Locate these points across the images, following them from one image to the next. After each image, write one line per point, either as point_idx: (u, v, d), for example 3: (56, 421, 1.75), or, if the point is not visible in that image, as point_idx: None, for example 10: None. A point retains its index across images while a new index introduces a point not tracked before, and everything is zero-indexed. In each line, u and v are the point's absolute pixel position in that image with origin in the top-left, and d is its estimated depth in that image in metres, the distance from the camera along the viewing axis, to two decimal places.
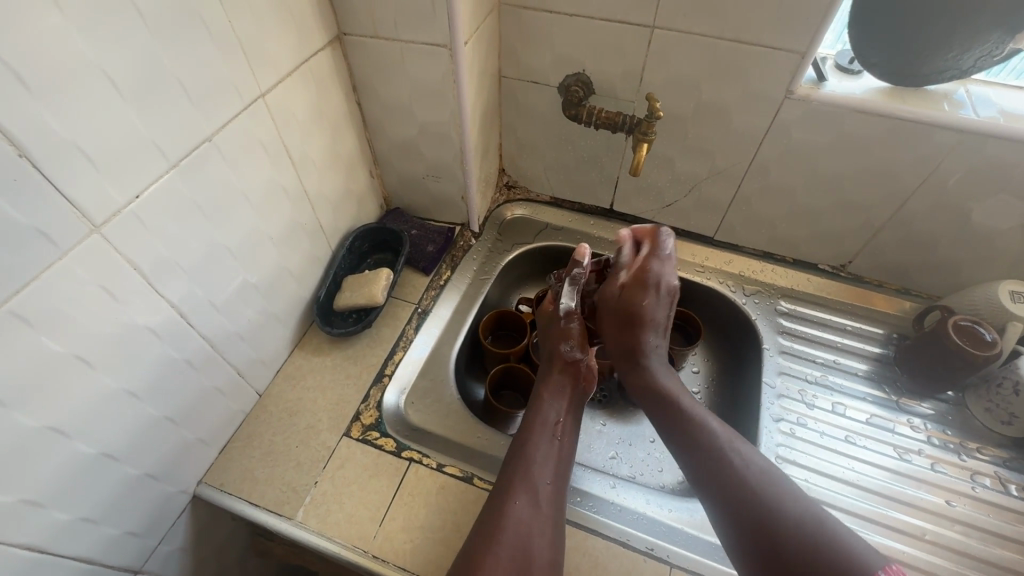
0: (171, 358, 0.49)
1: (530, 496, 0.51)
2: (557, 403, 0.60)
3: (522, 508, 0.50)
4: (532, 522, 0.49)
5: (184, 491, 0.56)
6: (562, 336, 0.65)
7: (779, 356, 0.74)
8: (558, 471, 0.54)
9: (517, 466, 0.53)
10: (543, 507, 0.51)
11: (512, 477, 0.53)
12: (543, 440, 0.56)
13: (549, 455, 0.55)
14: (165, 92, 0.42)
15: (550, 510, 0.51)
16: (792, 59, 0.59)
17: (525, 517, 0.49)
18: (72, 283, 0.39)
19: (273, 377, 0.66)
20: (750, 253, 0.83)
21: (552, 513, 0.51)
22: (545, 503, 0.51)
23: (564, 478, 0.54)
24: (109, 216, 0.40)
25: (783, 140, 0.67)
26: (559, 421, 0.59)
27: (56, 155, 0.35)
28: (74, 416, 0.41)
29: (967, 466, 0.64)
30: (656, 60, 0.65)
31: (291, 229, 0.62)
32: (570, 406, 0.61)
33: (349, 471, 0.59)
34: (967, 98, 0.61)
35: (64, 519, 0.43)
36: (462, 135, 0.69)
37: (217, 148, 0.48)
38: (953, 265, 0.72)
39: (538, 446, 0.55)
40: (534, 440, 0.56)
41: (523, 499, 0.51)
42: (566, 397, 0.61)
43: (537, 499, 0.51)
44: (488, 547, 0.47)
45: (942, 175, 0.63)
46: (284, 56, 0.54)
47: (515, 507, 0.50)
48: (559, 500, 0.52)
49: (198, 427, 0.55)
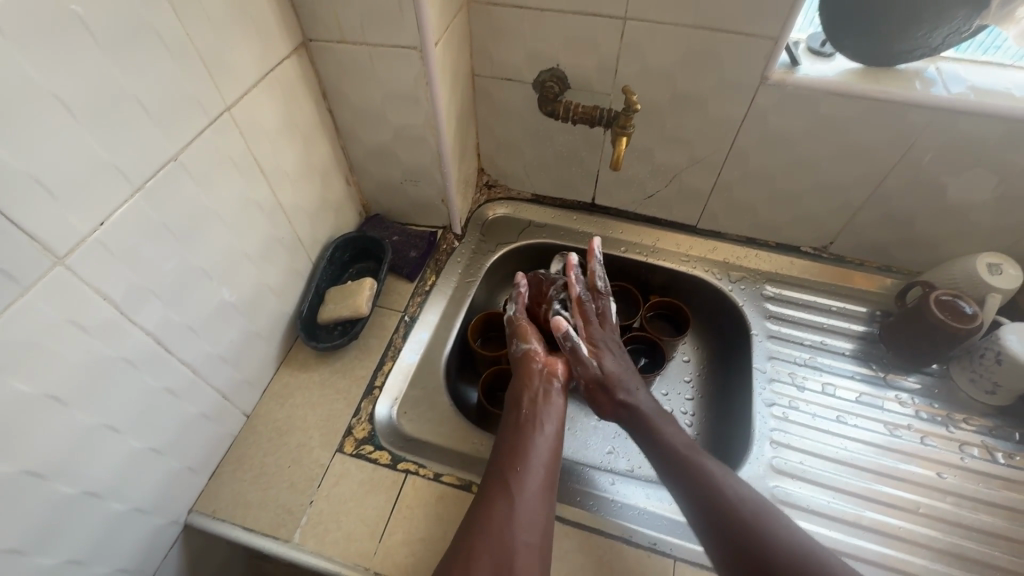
0: (151, 387, 0.47)
1: (508, 497, 0.51)
2: (540, 405, 0.60)
3: (500, 507, 0.50)
4: (509, 519, 0.50)
5: (176, 521, 0.54)
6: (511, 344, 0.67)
7: (768, 341, 0.75)
8: (538, 468, 0.54)
9: (498, 467, 0.54)
10: (519, 504, 0.51)
11: (494, 479, 0.53)
12: (520, 439, 0.56)
13: (533, 450, 0.55)
14: (123, 114, 0.40)
15: (530, 508, 0.51)
16: (765, 45, 0.59)
17: (505, 520, 0.50)
18: (41, 320, 0.37)
19: (260, 396, 0.64)
20: (733, 240, 0.83)
21: (532, 511, 0.51)
22: (524, 500, 0.51)
23: (548, 481, 0.54)
24: (73, 246, 0.38)
25: (760, 127, 0.68)
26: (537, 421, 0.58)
27: (10, 189, 0.34)
28: (51, 457, 0.40)
29: (955, 437, 0.66)
30: (630, 52, 0.65)
31: (269, 244, 0.60)
32: (552, 403, 0.60)
33: (345, 488, 0.58)
34: (938, 76, 0.62)
35: (48, 564, 0.41)
36: (438, 138, 0.67)
37: (184, 167, 0.46)
38: (931, 240, 0.73)
39: (519, 444, 0.56)
40: (514, 440, 0.56)
41: (502, 500, 0.51)
42: (546, 397, 0.61)
43: (513, 495, 0.51)
44: (466, 552, 0.48)
45: (917, 153, 0.64)
46: (248, 66, 0.52)
47: (494, 507, 0.51)
48: (536, 495, 0.52)
49: (185, 455, 0.54)
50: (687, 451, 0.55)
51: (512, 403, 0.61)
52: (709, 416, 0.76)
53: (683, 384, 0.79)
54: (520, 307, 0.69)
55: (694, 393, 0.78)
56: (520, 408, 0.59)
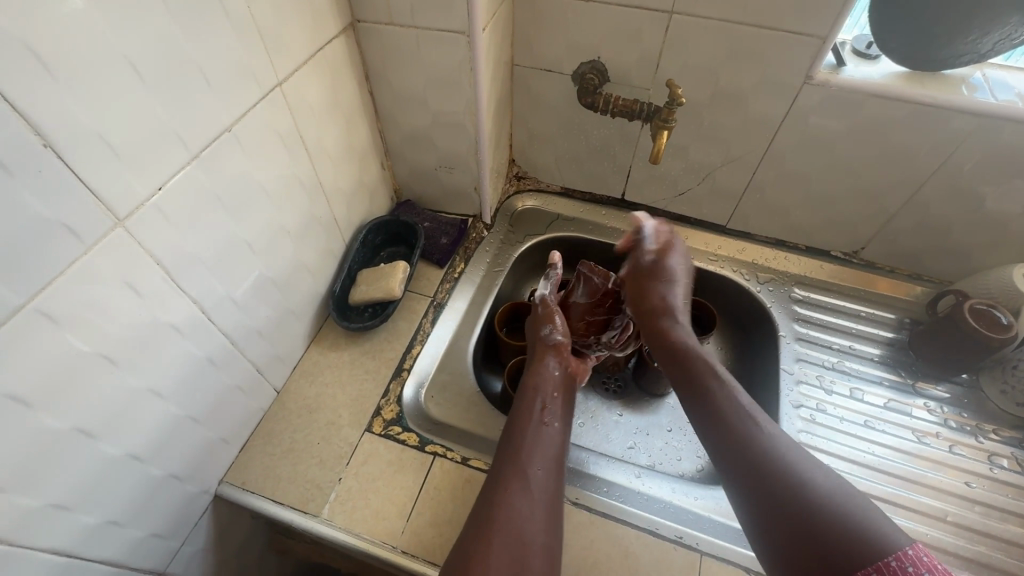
0: (193, 355, 0.48)
1: (521, 485, 0.50)
2: (551, 405, 0.59)
3: (518, 497, 0.49)
4: (527, 510, 0.48)
5: (207, 491, 0.55)
6: (541, 320, 0.68)
7: (796, 343, 0.74)
8: (552, 464, 0.53)
9: (510, 456, 0.53)
10: (537, 496, 0.50)
11: (504, 468, 0.52)
12: (535, 430, 0.56)
13: (541, 443, 0.55)
14: (185, 79, 0.40)
15: (545, 499, 0.50)
16: (813, 44, 0.59)
17: (518, 508, 0.48)
18: (99, 280, 0.37)
19: (290, 373, 0.64)
20: (762, 241, 0.83)
21: (547, 503, 0.50)
22: (536, 490, 0.50)
23: (557, 477, 0.53)
24: (133, 208, 0.39)
25: (800, 127, 0.67)
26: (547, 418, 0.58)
27: (79, 147, 0.34)
28: (98, 418, 0.40)
29: (984, 447, 0.65)
30: (674, 47, 0.65)
31: (307, 222, 0.61)
32: (560, 405, 0.60)
33: (374, 467, 0.58)
34: (984, 82, 0.61)
35: (89, 523, 0.42)
36: (477, 125, 0.68)
37: (235, 138, 0.47)
38: (965, 250, 0.73)
39: (534, 437, 0.55)
40: (528, 431, 0.55)
41: (514, 488, 0.50)
42: (556, 399, 0.60)
43: (529, 486, 0.50)
44: (478, 540, 0.46)
45: (958, 160, 0.64)
46: (300, 43, 0.52)
47: (510, 495, 0.49)
48: (552, 489, 0.51)
49: (219, 426, 0.54)
50: (717, 395, 0.51)
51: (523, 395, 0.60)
52: None
53: None
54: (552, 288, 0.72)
55: None
56: (542, 399, 0.59)
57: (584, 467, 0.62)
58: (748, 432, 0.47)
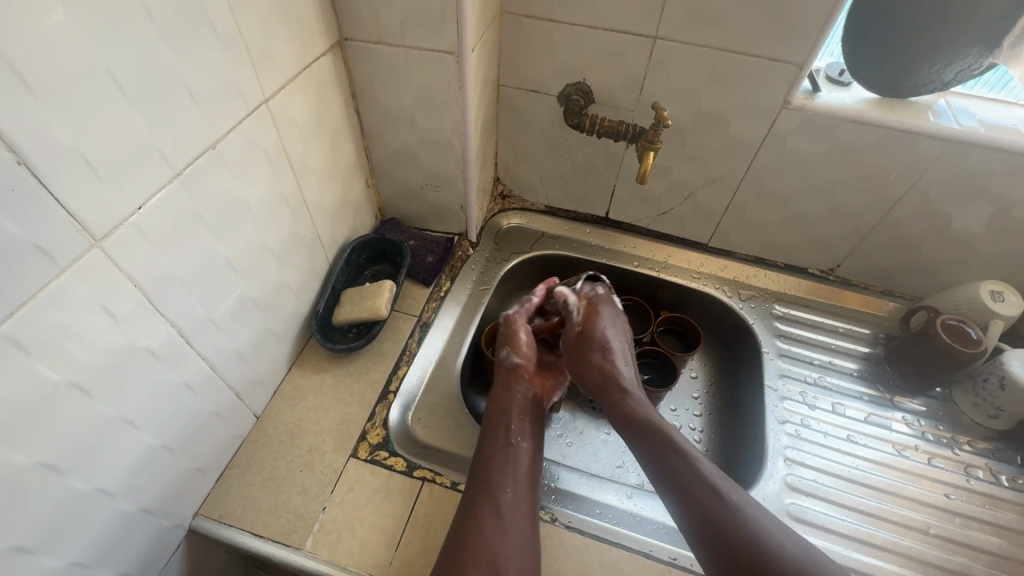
0: (170, 382, 0.45)
1: (494, 512, 0.51)
2: (517, 431, 0.58)
3: (489, 527, 0.50)
4: (500, 538, 0.49)
5: (180, 525, 0.52)
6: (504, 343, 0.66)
7: (778, 359, 0.76)
8: (523, 486, 0.54)
9: (480, 483, 0.53)
10: (509, 522, 0.50)
11: (476, 493, 0.52)
12: (504, 454, 0.56)
13: (510, 467, 0.55)
14: (169, 95, 0.39)
15: (517, 524, 0.51)
16: (790, 70, 0.61)
17: (492, 536, 0.49)
18: (73, 302, 0.35)
19: (270, 398, 0.62)
20: (742, 259, 0.85)
21: (520, 529, 0.50)
22: (509, 515, 0.51)
23: (530, 497, 0.54)
24: (111, 229, 0.37)
25: (778, 149, 0.69)
26: (513, 443, 0.57)
27: (56, 164, 0.32)
28: (68, 451, 0.37)
29: (960, 459, 0.67)
30: (657, 70, 0.66)
31: (291, 241, 0.59)
32: (525, 429, 0.59)
33: (359, 494, 0.56)
34: (948, 109, 0.64)
35: (53, 567, 0.39)
36: (464, 143, 0.67)
37: (220, 156, 0.45)
38: (934, 268, 0.76)
39: (503, 460, 0.55)
40: (495, 457, 0.55)
41: (488, 515, 0.50)
42: (518, 422, 0.59)
43: (500, 511, 0.51)
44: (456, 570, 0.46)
45: (927, 183, 0.67)
46: (287, 60, 0.51)
47: (482, 525, 0.50)
48: (523, 512, 0.52)
49: (195, 455, 0.51)
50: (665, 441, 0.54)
51: (490, 415, 0.60)
52: (716, 433, 0.76)
53: (692, 400, 0.79)
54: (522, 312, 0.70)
55: (702, 409, 0.79)
56: (507, 423, 0.59)
57: (576, 489, 0.61)
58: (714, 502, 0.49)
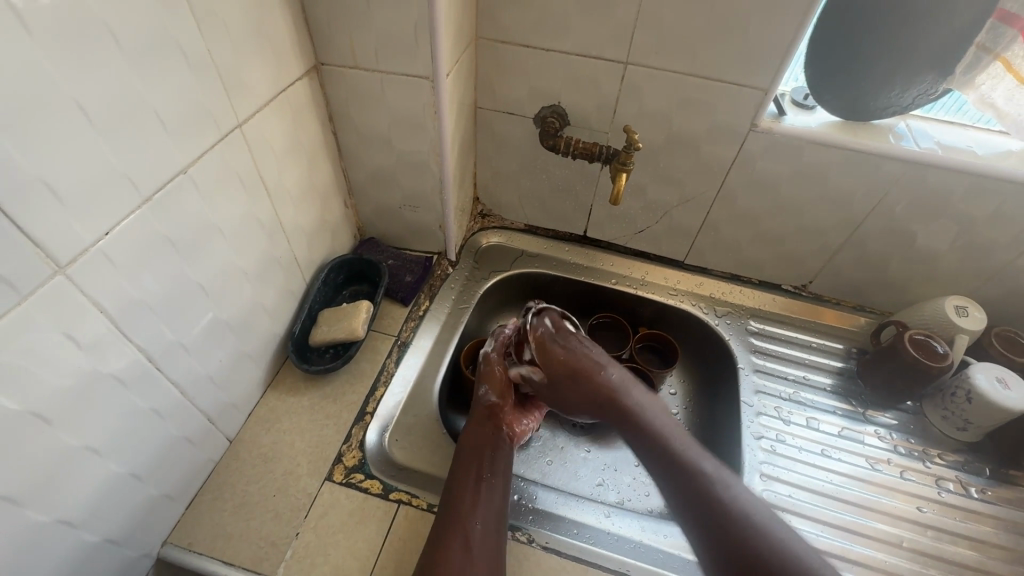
0: (138, 408, 0.45)
1: (462, 544, 0.50)
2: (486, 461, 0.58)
3: (456, 559, 0.49)
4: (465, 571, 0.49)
5: (147, 554, 0.50)
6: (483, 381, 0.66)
7: (754, 374, 0.77)
8: (493, 518, 0.53)
9: (449, 515, 0.53)
10: (476, 554, 0.50)
11: (445, 525, 0.52)
12: (476, 486, 0.55)
13: (480, 500, 0.54)
14: (137, 122, 0.39)
15: (484, 557, 0.50)
16: (755, 95, 0.63)
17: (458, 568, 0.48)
18: (34, 330, 0.35)
19: (244, 421, 0.61)
20: (718, 276, 0.86)
21: (487, 563, 0.50)
22: (477, 548, 0.50)
23: (500, 530, 0.53)
24: (76, 255, 0.37)
25: (748, 170, 0.71)
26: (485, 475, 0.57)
27: (20, 193, 0.32)
28: (28, 481, 0.37)
29: (931, 472, 0.68)
30: (629, 94, 0.68)
31: (267, 263, 0.59)
32: (496, 460, 0.59)
33: (334, 519, 0.55)
34: (908, 131, 0.67)
35: None
36: (441, 164, 0.68)
37: (192, 180, 0.45)
38: (902, 283, 0.78)
39: (474, 492, 0.55)
40: (467, 485, 0.55)
41: (455, 547, 0.50)
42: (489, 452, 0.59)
43: (468, 543, 0.50)
44: None
45: (890, 203, 0.69)
46: (262, 86, 0.52)
47: (449, 557, 0.49)
48: (491, 545, 0.51)
49: (164, 482, 0.50)
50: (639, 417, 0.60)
51: (463, 446, 0.60)
52: None
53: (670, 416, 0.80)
54: (497, 346, 0.69)
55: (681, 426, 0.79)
56: (480, 455, 0.58)
57: (553, 509, 0.61)
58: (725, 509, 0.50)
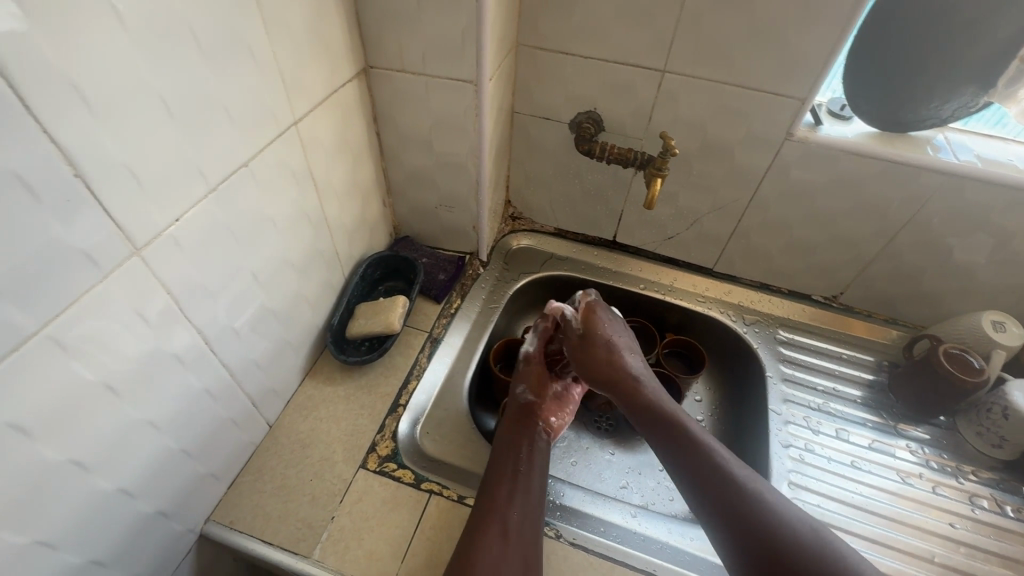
0: (193, 387, 0.47)
1: (499, 533, 0.51)
2: (523, 454, 0.59)
3: (494, 547, 0.50)
4: (503, 559, 0.49)
5: (192, 530, 0.52)
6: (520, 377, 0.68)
7: (783, 384, 0.76)
8: (530, 509, 0.54)
9: (486, 506, 0.53)
10: (513, 543, 0.51)
11: (482, 515, 0.53)
12: (513, 479, 0.56)
13: (516, 491, 0.55)
14: (209, 116, 0.42)
15: (520, 547, 0.51)
16: (792, 104, 0.64)
17: (495, 555, 0.49)
18: (111, 306, 0.37)
19: (283, 407, 0.64)
20: (747, 284, 0.87)
21: (523, 553, 0.50)
22: (514, 538, 0.51)
23: (535, 522, 0.53)
24: (151, 238, 0.39)
25: (782, 178, 0.72)
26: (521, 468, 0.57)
27: (108, 177, 0.35)
28: (96, 449, 0.39)
29: (965, 489, 0.67)
30: (665, 101, 0.69)
31: (311, 256, 0.61)
32: (531, 455, 0.60)
33: (368, 505, 0.57)
34: (947, 144, 0.66)
35: (73, 563, 0.40)
36: (479, 166, 0.70)
37: (251, 173, 0.48)
38: (936, 297, 0.77)
39: (509, 485, 0.55)
40: (501, 483, 0.56)
41: (492, 535, 0.51)
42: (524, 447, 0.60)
43: (506, 533, 0.51)
44: None
45: (927, 215, 0.69)
46: (316, 86, 0.54)
47: (488, 545, 0.50)
48: (527, 535, 0.52)
49: (211, 461, 0.53)
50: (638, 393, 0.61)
51: (502, 439, 0.61)
52: None
53: None
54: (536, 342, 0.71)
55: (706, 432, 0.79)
56: (518, 449, 0.60)
57: (581, 506, 0.62)
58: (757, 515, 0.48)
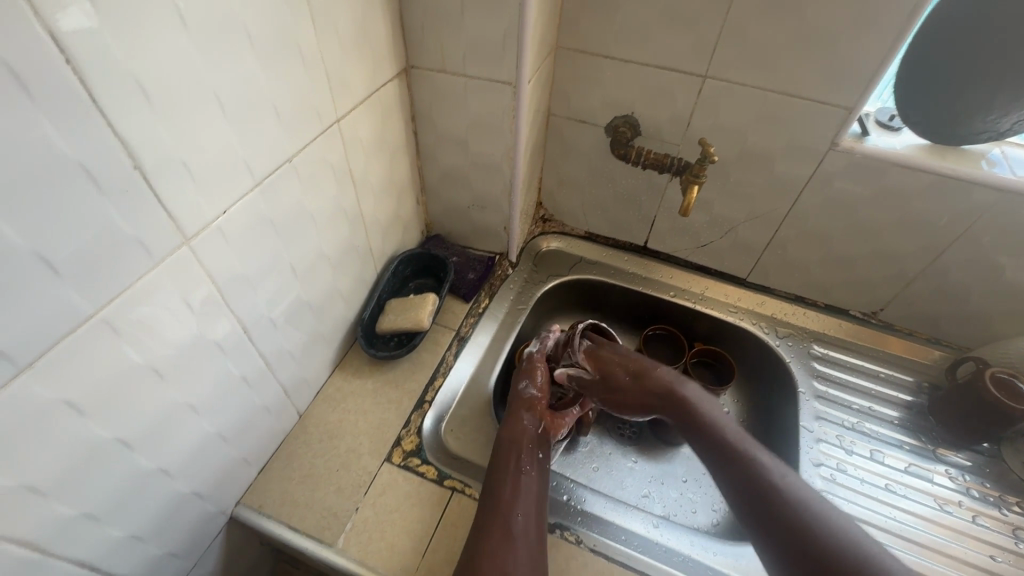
0: (230, 373, 0.49)
1: (503, 534, 0.51)
2: (525, 455, 0.59)
3: (499, 547, 0.49)
4: (509, 559, 0.49)
5: (224, 511, 0.54)
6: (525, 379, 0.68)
7: (815, 401, 0.74)
8: (532, 511, 0.54)
9: (491, 507, 0.53)
10: (518, 544, 0.50)
11: (486, 517, 0.52)
12: (515, 479, 0.56)
13: (519, 492, 0.55)
14: (257, 112, 0.43)
15: (525, 548, 0.50)
16: (838, 114, 0.62)
17: (499, 556, 0.49)
18: (160, 293, 0.39)
19: (313, 397, 0.65)
20: (781, 296, 0.84)
21: (529, 554, 0.50)
22: (520, 538, 0.51)
23: (538, 524, 0.53)
24: (199, 229, 0.40)
25: (824, 189, 0.70)
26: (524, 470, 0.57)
27: (164, 169, 0.36)
28: (140, 429, 0.41)
29: (1008, 520, 0.64)
30: (705, 107, 0.68)
31: (346, 251, 0.63)
32: (533, 456, 0.59)
33: (391, 498, 0.57)
34: (1003, 158, 0.63)
35: (115, 536, 0.42)
36: (513, 168, 0.71)
37: (294, 168, 0.49)
38: (985, 319, 0.74)
39: (512, 486, 0.55)
40: (509, 480, 0.56)
41: (497, 536, 0.50)
42: (526, 447, 0.60)
43: (510, 534, 0.51)
44: None
45: (978, 232, 0.66)
46: (359, 85, 0.56)
47: (493, 546, 0.50)
48: (530, 536, 0.52)
49: (244, 445, 0.54)
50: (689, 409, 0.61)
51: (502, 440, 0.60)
52: None
53: None
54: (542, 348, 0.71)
55: None
56: (519, 449, 0.59)
57: (601, 513, 0.61)
58: (802, 525, 0.47)
